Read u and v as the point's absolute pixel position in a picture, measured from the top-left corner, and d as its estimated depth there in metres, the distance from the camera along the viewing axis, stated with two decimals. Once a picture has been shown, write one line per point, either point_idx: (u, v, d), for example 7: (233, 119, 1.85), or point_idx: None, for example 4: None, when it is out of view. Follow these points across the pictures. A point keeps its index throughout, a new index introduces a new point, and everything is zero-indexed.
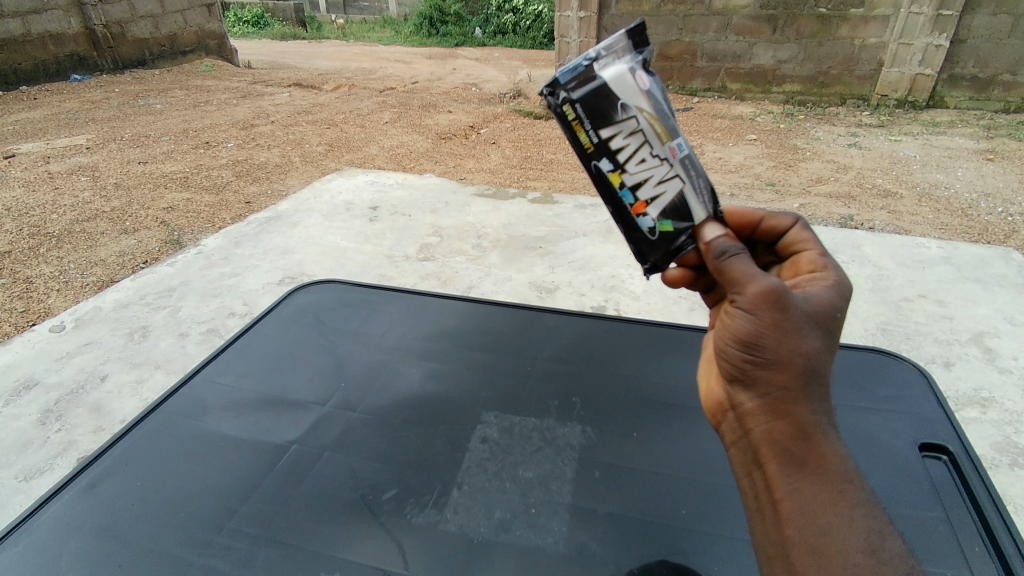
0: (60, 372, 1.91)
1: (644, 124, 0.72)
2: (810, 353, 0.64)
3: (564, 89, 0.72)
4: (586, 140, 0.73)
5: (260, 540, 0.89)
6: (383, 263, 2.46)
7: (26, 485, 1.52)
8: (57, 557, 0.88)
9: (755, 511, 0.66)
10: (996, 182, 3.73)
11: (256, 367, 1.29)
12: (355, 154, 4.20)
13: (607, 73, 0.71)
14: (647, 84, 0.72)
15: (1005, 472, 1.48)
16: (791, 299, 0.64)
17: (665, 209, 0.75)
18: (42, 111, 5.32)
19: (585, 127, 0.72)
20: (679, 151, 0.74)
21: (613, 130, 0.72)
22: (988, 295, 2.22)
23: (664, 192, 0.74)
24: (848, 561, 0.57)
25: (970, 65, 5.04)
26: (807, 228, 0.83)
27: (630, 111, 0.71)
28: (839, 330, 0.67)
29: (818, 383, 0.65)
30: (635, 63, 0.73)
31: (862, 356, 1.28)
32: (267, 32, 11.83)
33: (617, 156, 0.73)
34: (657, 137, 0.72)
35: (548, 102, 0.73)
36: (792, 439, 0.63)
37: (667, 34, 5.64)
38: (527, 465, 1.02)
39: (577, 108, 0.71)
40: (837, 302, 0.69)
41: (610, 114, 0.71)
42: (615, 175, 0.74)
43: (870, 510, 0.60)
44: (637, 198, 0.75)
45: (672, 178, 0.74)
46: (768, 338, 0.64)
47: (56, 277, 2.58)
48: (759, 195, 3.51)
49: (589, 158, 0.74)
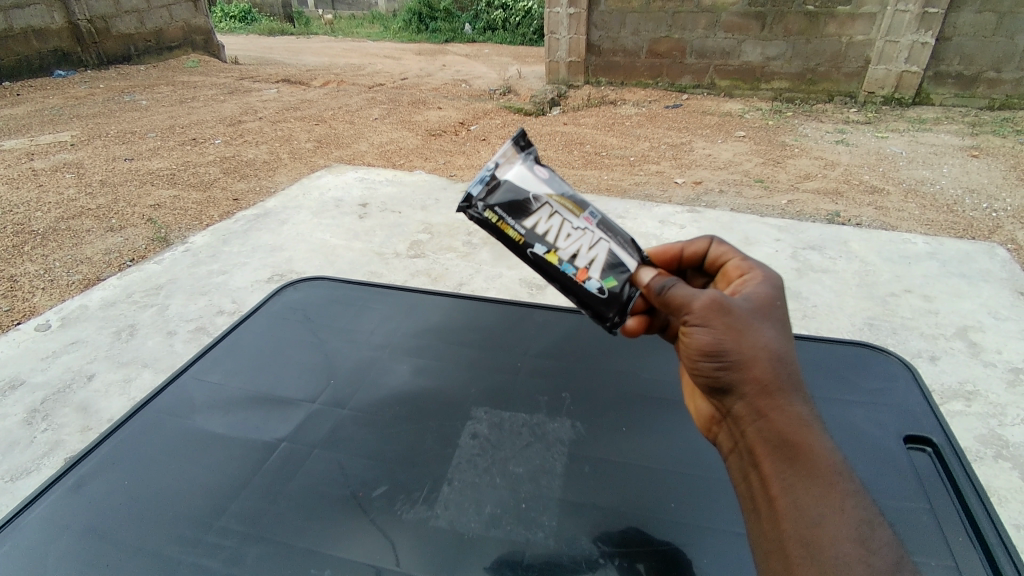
0: (46, 372, 1.89)
1: (556, 205, 0.80)
2: (764, 342, 0.68)
3: (477, 201, 0.79)
4: (515, 234, 0.79)
5: (249, 538, 0.89)
6: (373, 261, 2.46)
7: (13, 485, 1.51)
8: (44, 558, 0.87)
9: (751, 511, 0.68)
10: (981, 178, 3.78)
11: (244, 365, 1.27)
12: (343, 151, 4.17)
13: (512, 174, 0.80)
14: (546, 175, 0.82)
15: (989, 464, 1.51)
16: (729, 303, 0.69)
17: (603, 269, 0.80)
18: (26, 108, 5.24)
19: (510, 224, 0.79)
20: (593, 218, 0.82)
21: (533, 220, 0.79)
22: (972, 290, 2.25)
23: (597, 255, 0.80)
24: (838, 551, 0.59)
25: (955, 62, 5.09)
26: (721, 242, 0.87)
27: (541, 199, 0.79)
28: (784, 315, 0.73)
29: (786, 369, 0.68)
30: (531, 159, 0.82)
31: (847, 350, 1.29)
32: (254, 28, 11.75)
33: (547, 238, 0.79)
34: (571, 212, 0.80)
35: (469, 214, 0.79)
36: (779, 432, 0.66)
37: (656, 31, 5.68)
38: (517, 460, 1.02)
39: (497, 210, 0.78)
40: (771, 293, 0.74)
41: (528, 207, 0.79)
42: (551, 255, 0.79)
43: (860, 501, 0.63)
44: (577, 268, 0.80)
45: (597, 242, 0.80)
46: (727, 341, 0.68)
47: (41, 275, 2.55)
48: (748, 191, 3.54)
49: (524, 249, 0.79)
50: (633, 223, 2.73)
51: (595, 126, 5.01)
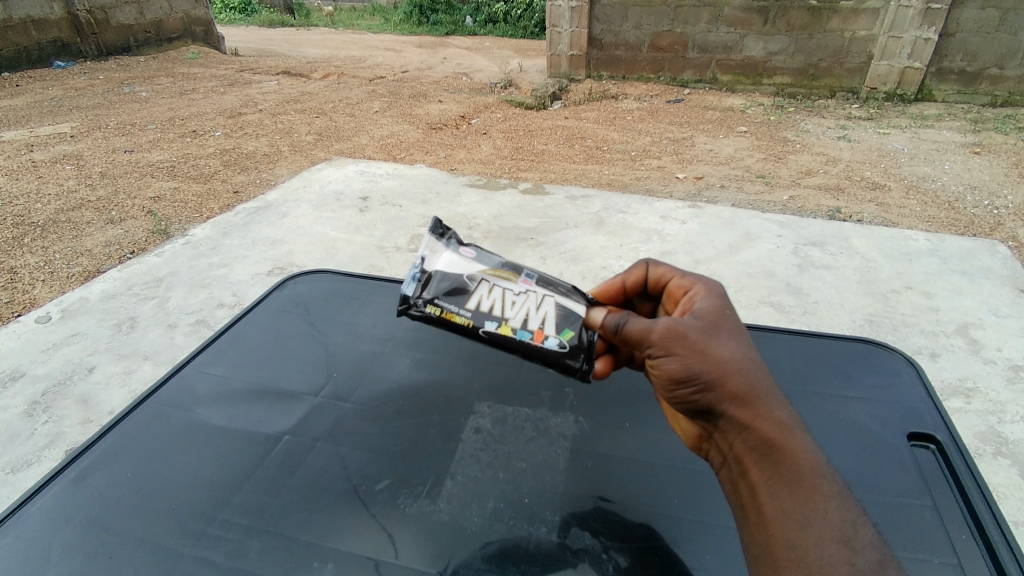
0: (46, 364, 1.88)
1: (492, 279, 0.89)
2: (728, 354, 0.72)
3: (417, 300, 0.89)
4: (463, 319, 0.87)
5: (252, 530, 0.89)
6: (373, 255, 2.46)
7: (14, 477, 1.51)
8: (47, 550, 0.87)
9: (741, 519, 0.72)
10: (983, 175, 3.77)
11: (246, 359, 1.27)
12: (344, 144, 4.16)
13: (442, 265, 0.89)
14: (473, 253, 0.91)
15: (988, 461, 1.51)
16: (683, 326, 0.73)
17: (556, 325, 0.87)
18: (25, 99, 5.22)
19: (454, 312, 0.87)
20: (530, 279, 0.90)
21: (475, 300, 0.88)
22: (972, 287, 2.24)
23: (546, 312, 0.88)
24: (823, 552, 0.63)
25: (958, 59, 5.07)
26: (655, 264, 0.91)
27: (476, 279, 0.89)
28: (737, 322, 0.76)
29: (753, 374, 0.72)
30: (454, 246, 0.92)
31: (850, 347, 1.29)
32: (255, 19, 11.71)
33: (495, 313, 0.87)
34: (508, 280, 0.89)
35: (414, 314, 0.88)
36: (764, 439, 0.69)
37: (658, 25, 5.65)
38: (520, 455, 1.02)
39: (438, 304, 0.88)
40: (718, 304, 0.78)
41: (467, 291, 0.88)
42: (504, 328, 0.87)
43: (843, 501, 0.66)
44: (532, 332, 0.87)
45: (542, 301, 0.88)
46: (694, 363, 0.71)
47: (41, 267, 2.55)
48: (749, 187, 3.53)
49: (476, 330, 0.87)
50: (634, 219, 2.72)
51: (596, 120, 4.99)
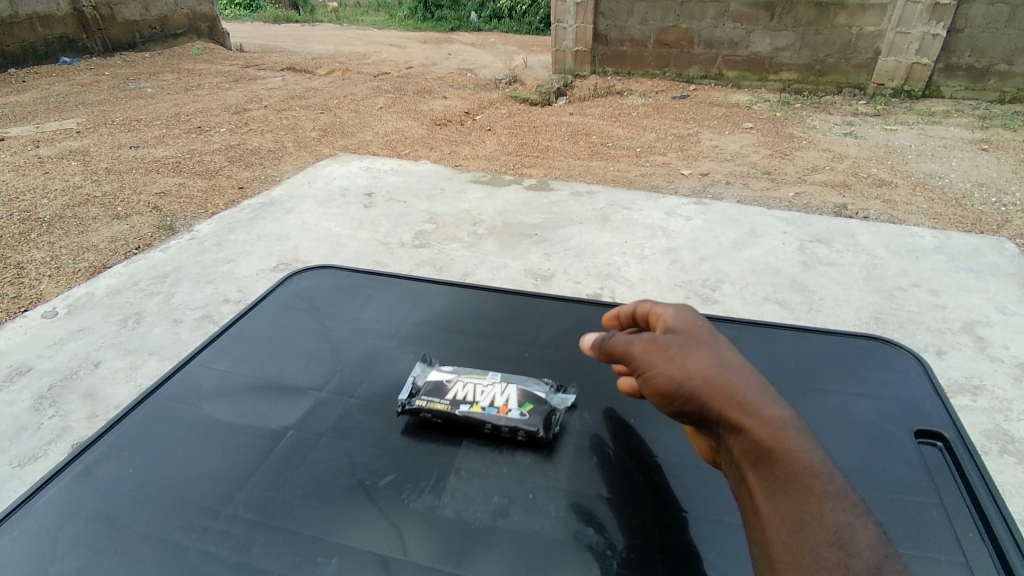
0: (53, 358, 1.90)
1: (465, 378, 1.11)
2: (705, 360, 0.74)
3: (404, 400, 1.08)
4: (441, 406, 1.05)
5: (257, 525, 0.89)
6: (377, 250, 2.46)
7: (22, 471, 1.52)
8: (53, 544, 0.88)
9: (744, 523, 0.72)
10: (990, 172, 3.73)
11: (251, 353, 1.28)
12: (348, 141, 4.17)
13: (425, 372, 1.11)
14: (450, 368, 1.16)
15: (995, 458, 1.51)
16: (657, 345, 0.77)
17: (518, 400, 1.05)
18: (32, 95, 5.24)
19: (434, 403, 1.06)
20: (496, 376, 1.12)
21: (451, 392, 1.07)
22: (979, 285, 2.23)
23: (509, 393, 1.06)
24: (816, 555, 0.61)
25: (966, 54, 5.02)
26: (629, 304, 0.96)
27: (452, 380, 1.10)
28: (712, 332, 0.80)
29: (735, 374, 0.73)
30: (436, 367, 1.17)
31: (856, 344, 1.28)
32: (260, 15, 11.72)
33: (466, 398, 1.06)
34: (477, 376, 1.11)
35: (403, 408, 1.06)
36: (757, 441, 0.69)
37: (664, 20, 5.62)
38: (525, 450, 1.02)
39: (420, 398, 1.07)
40: (694, 319, 0.82)
41: (443, 387, 1.09)
42: (474, 407, 1.04)
43: (840, 503, 0.65)
44: (498, 408, 1.04)
45: (506, 386, 1.07)
46: (673, 373, 0.74)
47: (48, 262, 2.56)
48: (754, 183, 3.51)
49: (452, 412, 1.04)
50: (639, 215, 2.72)
51: (601, 116, 4.98)
